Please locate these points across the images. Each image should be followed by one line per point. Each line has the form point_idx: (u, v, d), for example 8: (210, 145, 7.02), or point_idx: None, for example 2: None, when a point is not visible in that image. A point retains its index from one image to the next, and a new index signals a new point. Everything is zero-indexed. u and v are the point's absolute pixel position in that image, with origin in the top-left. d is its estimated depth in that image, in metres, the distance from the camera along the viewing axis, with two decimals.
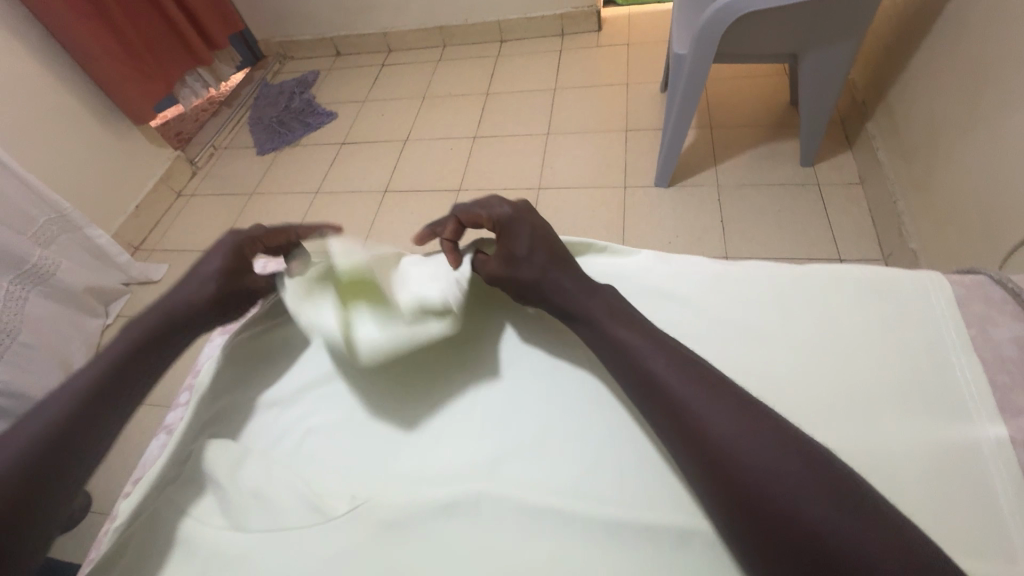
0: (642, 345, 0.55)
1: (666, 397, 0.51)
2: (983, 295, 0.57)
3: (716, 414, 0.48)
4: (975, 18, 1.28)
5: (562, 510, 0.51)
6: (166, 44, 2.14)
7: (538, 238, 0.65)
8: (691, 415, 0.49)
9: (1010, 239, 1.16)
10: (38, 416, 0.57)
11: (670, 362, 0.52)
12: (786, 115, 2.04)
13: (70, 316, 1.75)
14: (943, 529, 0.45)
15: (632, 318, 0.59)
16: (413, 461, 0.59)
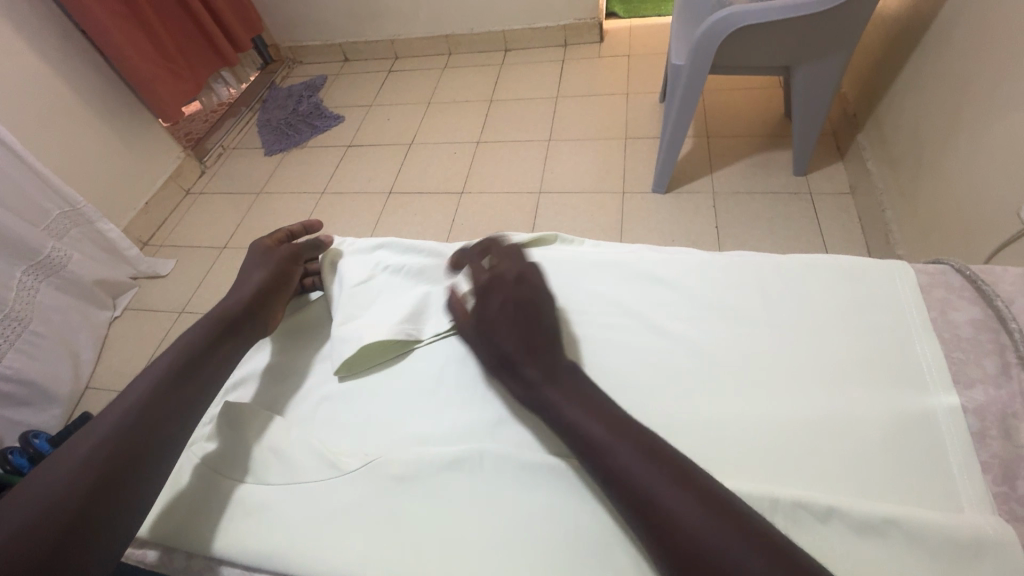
0: (600, 430, 0.52)
1: (632, 495, 0.47)
2: (944, 283, 0.63)
3: (672, 502, 0.45)
4: (960, 35, 1.35)
5: (560, 468, 0.56)
6: (193, 45, 2.23)
7: (507, 298, 0.65)
8: (645, 496, 0.46)
9: (991, 244, 1.21)
10: (140, 380, 0.60)
11: (626, 448, 0.50)
12: (779, 126, 2.11)
13: (79, 308, 1.80)
14: (897, 481, 0.50)
15: (591, 397, 0.56)
16: (422, 422, 0.64)
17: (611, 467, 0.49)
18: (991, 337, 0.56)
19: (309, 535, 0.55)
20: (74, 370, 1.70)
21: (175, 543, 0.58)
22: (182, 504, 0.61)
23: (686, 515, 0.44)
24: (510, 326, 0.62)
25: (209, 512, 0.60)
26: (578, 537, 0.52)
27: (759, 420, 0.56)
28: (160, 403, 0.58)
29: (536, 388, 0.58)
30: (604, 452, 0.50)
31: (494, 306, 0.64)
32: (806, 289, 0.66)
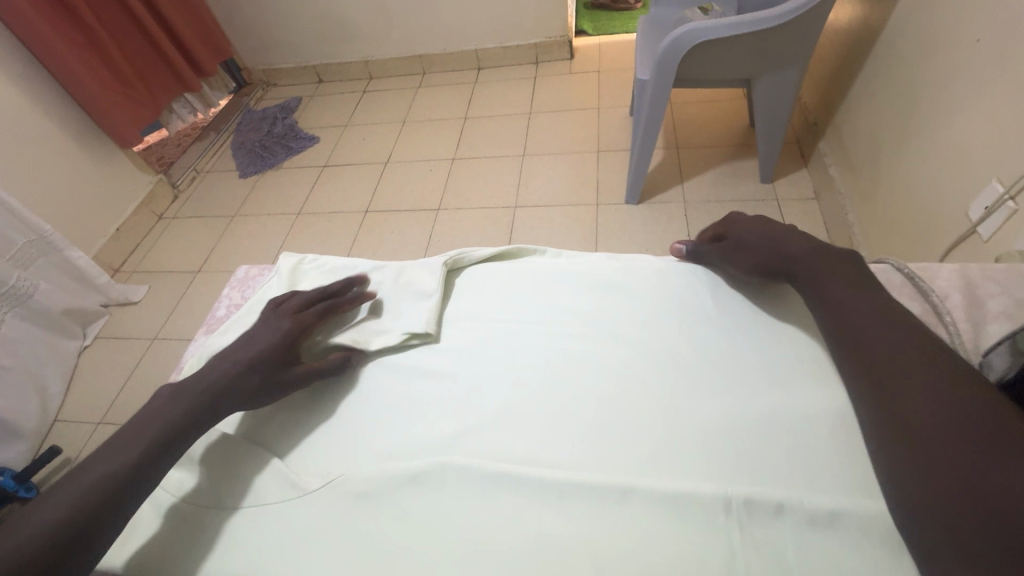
0: (862, 309, 0.54)
1: (875, 361, 0.50)
2: (885, 280, 0.65)
3: (912, 373, 0.47)
4: (907, 45, 1.42)
5: (528, 477, 0.55)
6: (153, 72, 2.24)
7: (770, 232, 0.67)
8: (888, 372, 0.49)
9: (950, 236, 1.25)
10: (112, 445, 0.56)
11: (888, 330, 0.51)
12: (745, 136, 2.18)
13: (47, 339, 1.76)
14: (852, 474, 0.51)
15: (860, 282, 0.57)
16: (387, 436, 0.63)
17: (857, 334, 0.53)
18: (930, 331, 0.58)
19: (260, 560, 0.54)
20: (41, 402, 1.66)
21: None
22: (154, 540, 0.57)
23: (916, 383, 0.47)
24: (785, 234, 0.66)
25: (179, 545, 0.57)
26: (541, 545, 0.50)
27: (725, 422, 0.56)
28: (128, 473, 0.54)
29: (812, 271, 0.60)
30: (865, 326, 0.53)
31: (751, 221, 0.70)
32: (753, 299, 0.68)
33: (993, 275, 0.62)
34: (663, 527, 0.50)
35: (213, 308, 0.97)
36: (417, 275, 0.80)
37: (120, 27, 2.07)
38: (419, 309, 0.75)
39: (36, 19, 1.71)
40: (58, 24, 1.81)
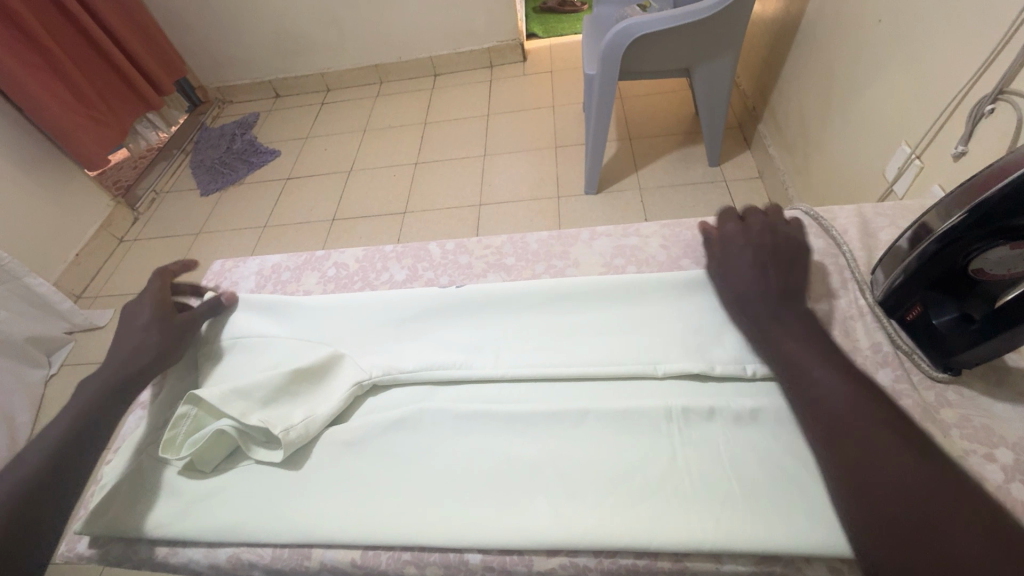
0: (837, 388, 0.48)
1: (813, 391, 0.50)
2: (796, 223, 0.75)
3: (836, 389, 0.48)
4: (821, 31, 1.56)
5: (496, 413, 0.61)
6: (115, 91, 2.21)
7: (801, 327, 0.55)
8: (819, 396, 0.49)
9: (877, 190, 1.37)
10: (26, 455, 0.56)
11: (828, 370, 0.50)
12: (691, 123, 2.30)
13: (9, 369, 1.70)
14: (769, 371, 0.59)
15: (819, 341, 0.53)
16: (353, 377, 0.67)
17: (790, 353, 0.53)
18: (832, 261, 0.68)
19: (199, 509, 0.60)
20: (8, 434, 1.59)
21: (133, 531, 0.60)
22: (131, 503, 0.62)
23: (843, 397, 0.48)
24: (758, 278, 0.60)
25: (114, 504, 0.62)
26: (510, 464, 0.58)
27: (667, 355, 0.62)
28: (48, 477, 0.55)
29: (778, 338, 0.55)
30: (849, 417, 0.46)
31: (748, 255, 0.62)
32: (693, 249, 0.75)
33: (883, 212, 0.72)
34: (610, 443, 0.57)
35: None
36: (354, 364, 0.69)
37: (78, 49, 2.05)
38: (296, 409, 0.63)
39: None
40: (11, 47, 1.77)
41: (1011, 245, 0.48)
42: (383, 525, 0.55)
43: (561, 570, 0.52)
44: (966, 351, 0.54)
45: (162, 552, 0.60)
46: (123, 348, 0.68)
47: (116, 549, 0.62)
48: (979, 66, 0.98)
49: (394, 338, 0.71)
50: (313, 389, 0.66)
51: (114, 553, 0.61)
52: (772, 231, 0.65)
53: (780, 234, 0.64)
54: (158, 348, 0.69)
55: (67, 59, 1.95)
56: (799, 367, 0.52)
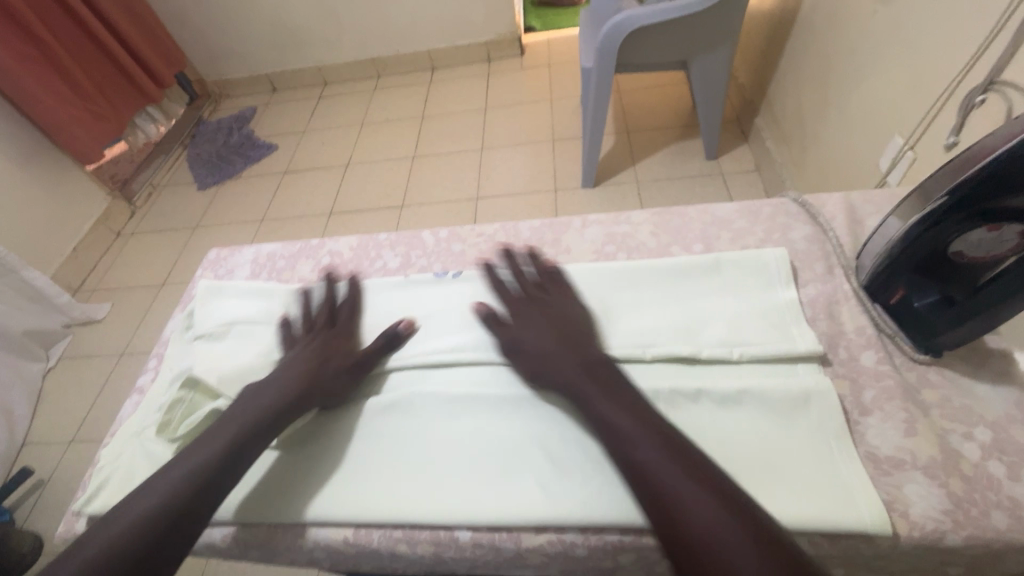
0: (650, 447, 0.49)
1: (664, 497, 0.46)
2: (785, 210, 0.76)
3: (693, 499, 0.44)
4: (817, 23, 1.56)
5: (486, 395, 0.63)
6: (113, 84, 2.21)
7: (642, 419, 0.51)
8: (675, 500, 0.45)
9: (870, 180, 1.38)
10: (188, 456, 0.54)
11: (676, 470, 0.47)
12: (688, 116, 2.31)
13: (8, 362, 1.70)
14: (755, 352, 0.60)
15: (635, 402, 0.54)
16: None
17: (636, 454, 0.49)
18: (819, 247, 0.69)
19: (254, 495, 0.60)
20: (7, 427, 1.60)
21: (261, 518, 0.58)
22: (262, 490, 0.60)
23: (701, 511, 0.44)
24: (552, 341, 0.61)
25: (266, 492, 0.59)
26: (500, 443, 0.59)
27: (654, 341, 0.63)
28: (201, 483, 0.52)
29: (617, 426, 0.51)
30: (706, 530, 0.43)
31: (538, 317, 0.64)
32: (685, 236, 0.76)
33: (872, 199, 0.73)
34: None
35: (188, 288, 0.90)
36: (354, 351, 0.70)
37: (76, 43, 2.04)
38: None
39: None
40: (7, 40, 1.77)
41: (988, 227, 0.50)
42: (376, 503, 0.56)
43: (549, 547, 0.53)
44: (948, 333, 0.55)
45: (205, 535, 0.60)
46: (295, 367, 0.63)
47: (258, 536, 0.59)
48: (970, 57, 0.99)
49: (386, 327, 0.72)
50: None
51: (259, 541, 0.58)
52: (564, 315, 0.65)
53: (572, 318, 0.64)
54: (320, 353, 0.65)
55: (63, 51, 1.94)
56: (630, 442, 0.50)
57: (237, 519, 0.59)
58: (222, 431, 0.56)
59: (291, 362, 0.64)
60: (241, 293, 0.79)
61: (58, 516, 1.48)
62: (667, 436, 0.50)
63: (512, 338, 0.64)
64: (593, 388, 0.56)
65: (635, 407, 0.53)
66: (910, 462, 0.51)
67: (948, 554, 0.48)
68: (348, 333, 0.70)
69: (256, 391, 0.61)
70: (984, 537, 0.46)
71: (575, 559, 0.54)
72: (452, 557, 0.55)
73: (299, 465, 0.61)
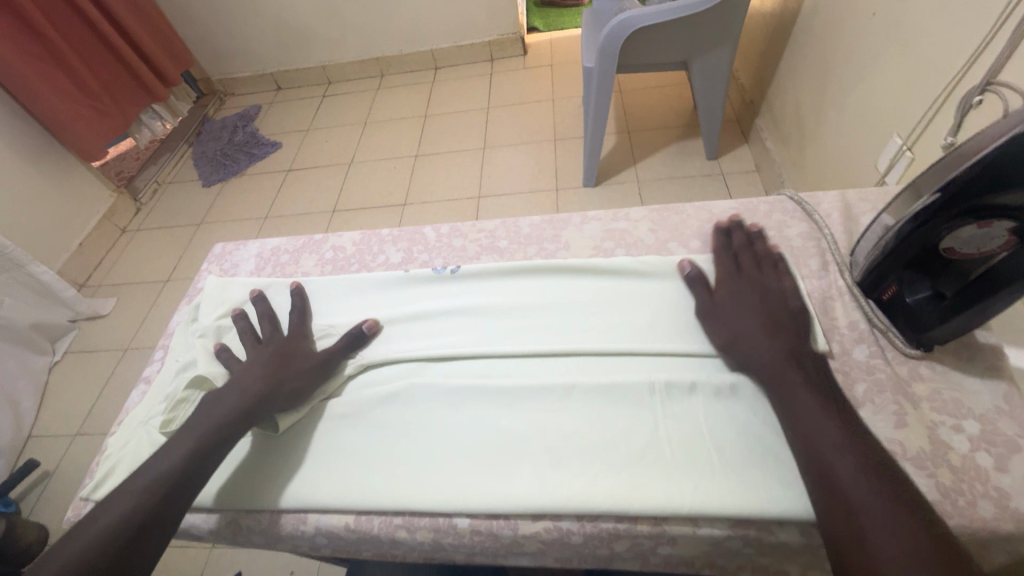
0: (830, 435, 0.49)
1: (830, 481, 0.47)
2: (781, 208, 0.77)
3: (863, 487, 0.45)
4: (818, 24, 1.57)
5: (487, 386, 0.64)
6: (118, 81, 2.22)
7: (827, 405, 0.52)
8: (840, 486, 0.46)
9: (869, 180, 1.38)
10: (166, 451, 0.55)
11: (849, 459, 0.47)
12: (689, 116, 2.32)
13: (14, 355, 1.72)
14: None
15: (826, 393, 0.54)
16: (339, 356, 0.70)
17: (808, 437, 0.50)
18: (815, 244, 0.71)
19: (234, 484, 0.62)
20: (13, 419, 1.62)
21: (241, 505, 0.60)
22: (239, 476, 0.62)
23: (865, 499, 0.45)
24: (752, 318, 0.61)
25: (251, 479, 0.62)
26: (500, 434, 0.60)
27: (654, 335, 0.65)
28: (179, 475, 0.53)
29: (796, 408, 0.52)
30: (868, 515, 0.44)
31: (743, 293, 0.64)
32: (682, 233, 0.77)
33: (867, 197, 0.74)
34: (594, 417, 0.60)
35: (194, 282, 0.91)
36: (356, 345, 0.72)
37: (82, 40, 2.06)
38: None
39: None
40: (12, 37, 1.78)
41: (978, 224, 0.51)
42: (375, 490, 0.58)
43: (546, 533, 0.54)
44: (937, 328, 0.56)
45: (191, 519, 0.62)
46: (252, 373, 0.63)
47: (242, 522, 0.61)
48: (968, 58, 0.99)
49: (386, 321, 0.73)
50: None
51: (242, 526, 0.60)
52: (776, 290, 0.63)
53: (776, 295, 0.63)
54: (275, 357, 0.66)
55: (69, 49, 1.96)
56: (807, 424, 0.51)
57: (218, 505, 0.61)
58: (193, 431, 0.57)
59: (248, 368, 0.64)
60: (232, 289, 0.81)
61: (63, 507, 1.49)
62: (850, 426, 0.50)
63: (711, 308, 0.64)
64: (778, 368, 0.56)
65: (818, 394, 0.53)
66: (900, 453, 0.52)
67: None
68: (304, 337, 0.70)
69: (217, 397, 0.61)
70: (971, 526, 0.47)
71: (571, 547, 0.55)
72: (450, 543, 0.57)
73: (299, 456, 0.62)
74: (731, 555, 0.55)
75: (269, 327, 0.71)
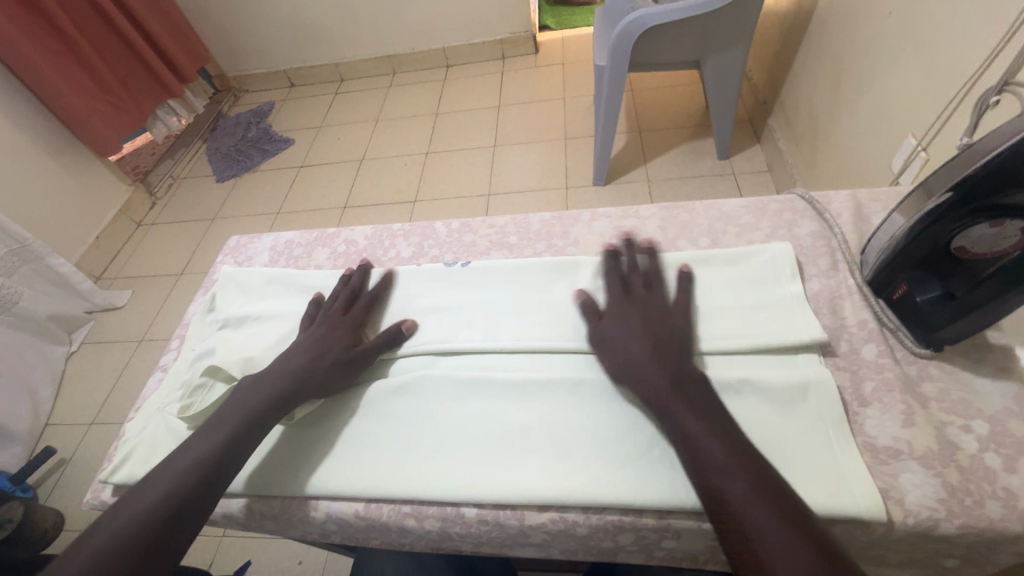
0: (725, 460, 0.48)
1: (729, 510, 0.46)
2: (792, 206, 0.77)
3: (762, 516, 0.45)
4: (832, 23, 1.55)
5: (494, 380, 0.65)
6: (135, 77, 2.26)
7: (721, 429, 0.51)
8: (740, 514, 0.45)
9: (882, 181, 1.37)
10: (197, 441, 0.56)
11: (743, 485, 0.47)
12: (701, 116, 2.31)
13: (32, 345, 1.76)
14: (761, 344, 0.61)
15: (718, 415, 0.53)
16: None
17: (706, 463, 0.49)
18: (825, 243, 0.71)
19: (264, 471, 0.63)
20: (32, 407, 1.66)
21: (274, 492, 0.61)
22: (271, 463, 0.63)
23: (767, 527, 0.44)
24: (636, 342, 0.60)
25: (281, 466, 0.62)
26: (505, 427, 0.61)
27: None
28: (211, 468, 0.54)
29: (691, 433, 0.51)
30: (768, 545, 0.43)
31: (628, 315, 0.63)
32: (692, 231, 0.77)
33: (878, 197, 0.74)
34: (601, 412, 0.60)
35: (208, 274, 0.93)
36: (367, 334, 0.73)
37: (100, 36, 2.09)
38: None
39: (10, 31, 1.72)
40: (33, 33, 1.82)
41: (989, 223, 0.51)
42: (383, 479, 0.59)
43: (552, 525, 0.55)
44: (948, 327, 0.56)
45: (224, 505, 0.63)
46: (302, 351, 0.65)
47: (273, 509, 0.62)
48: (985, 58, 0.98)
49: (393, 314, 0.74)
50: None
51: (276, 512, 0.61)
52: (664, 310, 0.63)
53: (663, 317, 0.62)
54: (325, 339, 0.67)
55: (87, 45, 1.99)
56: (700, 451, 0.50)
57: (248, 491, 0.62)
58: (225, 421, 0.58)
59: (291, 355, 0.65)
60: (254, 279, 0.82)
61: (78, 494, 1.53)
62: (740, 449, 0.49)
63: (601, 335, 0.63)
64: (665, 395, 0.55)
65: (710, 417, 0.52)
66: (907, 452, 0.52)
67: (942, 542, 0.49)
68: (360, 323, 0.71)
69: (255, 384, 0.62)
70: (978, 526, 0.47)
71: (575, 538, 0.56)
72: (458, 533, 0.58)
73: (319, 446, 0.63)
74: None
75: (343, 301, 0.73)
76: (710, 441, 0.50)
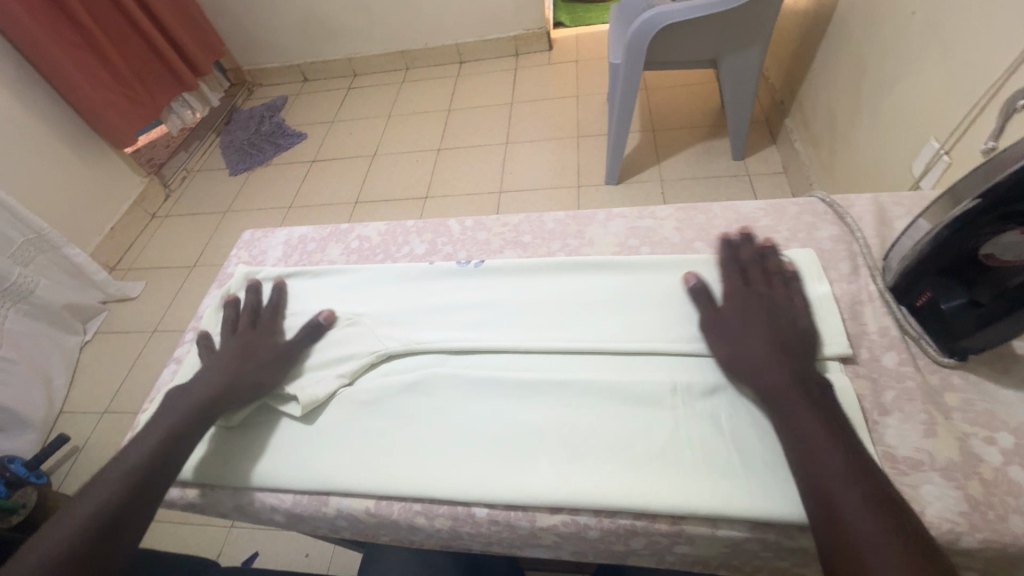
0: (840, 467, 0.47)
1: (839, 519, 0.44)
2: (812, 210, 0.75)
3: (875, 527, 0.43)
4: (854, 23, 1.52)
5: (510, 380, 0.64)
6: (150, 70, 2.28)
7: (834, 434, 0.49)
8: (849, 525, 0.44)
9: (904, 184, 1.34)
10: (141, 442, 0.58)
11: (857, 494, 0.45)
12: (716, 115, 2.28)
13: (47, 334, 1.78)
14: None
15: (834, 420, 0.51)
16: (363, 343, 0.71)
17: (817, 468, 0.47)
18: (845, 247, 0.69)
19: (208, 463, 0.65)
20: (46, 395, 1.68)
21: (219, 482, 0.63)
22: (214, 454, 0.65)
23: (877, 540, 0.42)
24: (761, 340, 0.57)
25: (227, 457, 0.65)
26: (518, 427, 0.60)
27: (676, 331, 0.64)
28: (155, 466, 0.56)
29: (805, 435, 0.49)
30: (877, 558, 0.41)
31: (754, 309, 0.60)
32: (708, 234, 0.76)
33: (902, 201, 0.72)
34: (615, 414, 0.59)
35: (223, 267, 0.93)
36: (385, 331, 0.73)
37: (116, 29, 2.11)
38: (324, 374, 0.68)
39: (29, 23, 1.74)
40: (51, 26, 1.84)
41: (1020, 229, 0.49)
42: (396, 477, 0.59)
43: (563, 527, 0.55)
44: (972, 336, 0.55)
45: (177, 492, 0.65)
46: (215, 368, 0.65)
47: (219, 499, 0.64)
48: (1014, 60, 0.96)
49: (409, 310, 0.74)
50: (350, 349, 0.70)
51: (238, 502, 0.63)
52: (785, 309, 0.60)
53: (787, 314, 0.59)
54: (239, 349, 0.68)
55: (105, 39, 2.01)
56: (812, 455, 0.48)
57: (195, 480, 0.64)
58: (161, 423, 0.60)
59: (214, 363, 0.66)
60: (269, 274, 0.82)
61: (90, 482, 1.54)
62: (857, 456, 0.48)
63: (725, 326, 0.61)
64: (784, 393, 0.53)
65: (826, 422, 0.50)
66: (928, 463, 0.51)
67: (962, 555, 0.48)
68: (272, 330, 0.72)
69: (183, 395, 0.63)
70: (1001, 540, 0.46)
71: (587, 541, 0.55)
72: (468, 532, 0.57)
73: (331, 443, 0.63)
74: (748, 558, 0.54)
75: (246, 319, 0.73)
76: (826, 446, 0.48)
